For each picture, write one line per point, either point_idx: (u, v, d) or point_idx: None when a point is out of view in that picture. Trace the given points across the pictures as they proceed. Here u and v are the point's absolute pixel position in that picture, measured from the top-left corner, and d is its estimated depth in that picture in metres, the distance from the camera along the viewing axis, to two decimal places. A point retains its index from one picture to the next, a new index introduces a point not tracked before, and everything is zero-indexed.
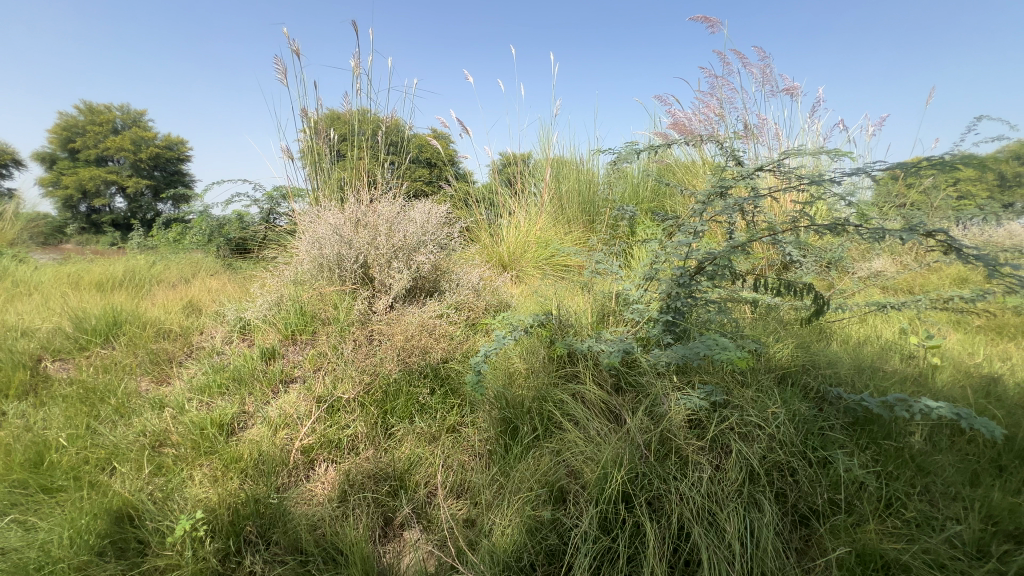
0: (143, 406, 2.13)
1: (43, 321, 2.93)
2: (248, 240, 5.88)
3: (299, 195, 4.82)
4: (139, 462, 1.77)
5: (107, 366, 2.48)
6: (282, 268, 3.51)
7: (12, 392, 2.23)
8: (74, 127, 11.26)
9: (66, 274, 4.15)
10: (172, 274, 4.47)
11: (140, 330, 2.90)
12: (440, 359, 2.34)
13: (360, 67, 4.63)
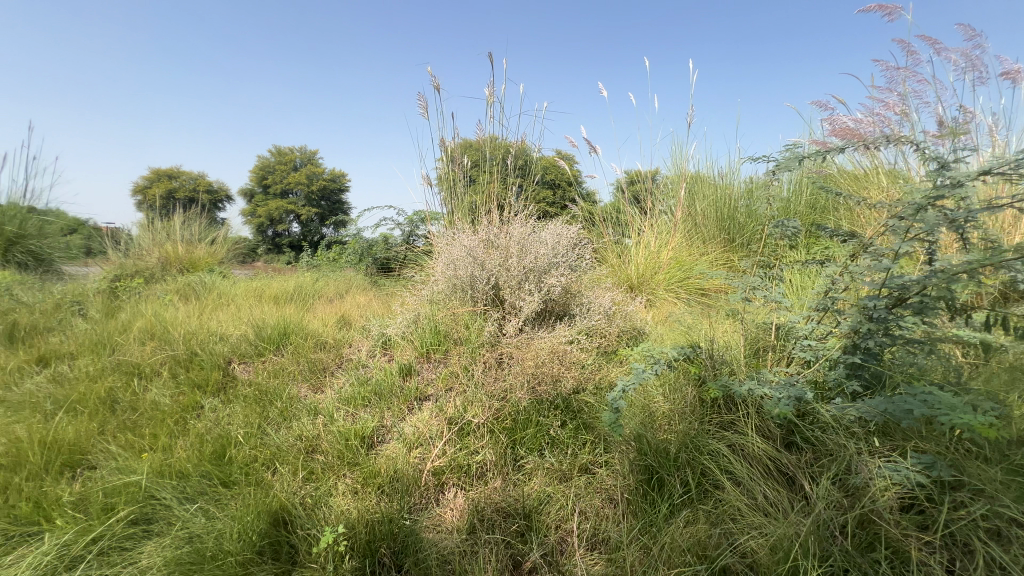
0: (302, 411, 2.35)
1: (235, 328, 3.47)
2: (391, 260, 6.46)
3: (436, 218, 5.15)
4: (295, 466, 1.93)
5: (277, 372, 2.82)
6: (420, 287, 3.73)
7: (209, 388, 2.65)
8: (267, 167, 13.76)
9: (253, 288, 4.95)
10: (330, 289, 5.06)
11: (303, 340, 3.27)
12: (570, 389, 2.21)
13: (493, 95, 4.82)
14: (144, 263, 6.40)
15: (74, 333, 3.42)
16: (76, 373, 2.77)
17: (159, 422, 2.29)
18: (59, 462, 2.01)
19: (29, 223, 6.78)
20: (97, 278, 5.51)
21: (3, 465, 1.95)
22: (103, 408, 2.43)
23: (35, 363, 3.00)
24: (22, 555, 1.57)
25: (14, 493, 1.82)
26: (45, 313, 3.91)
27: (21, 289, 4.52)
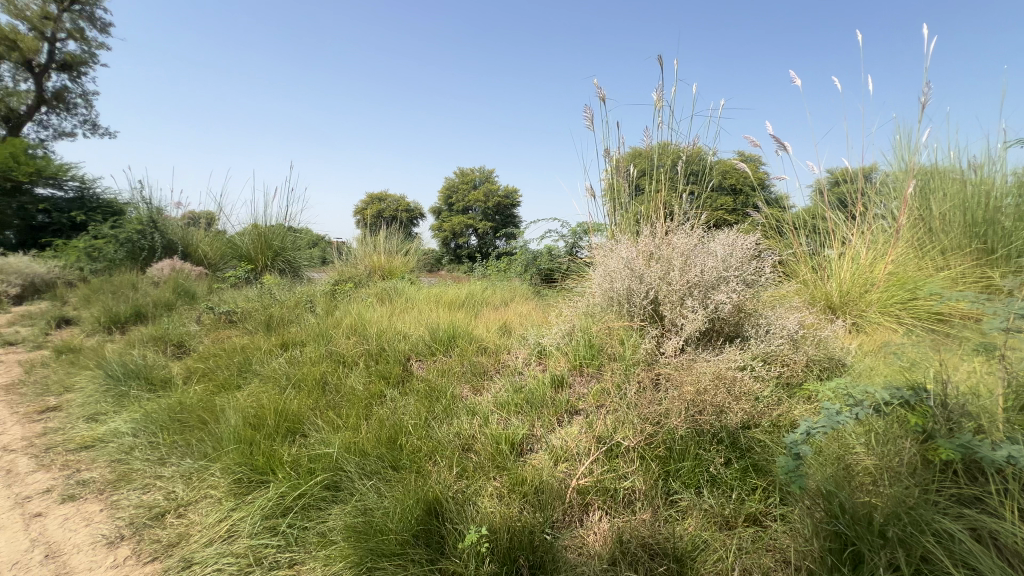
0: (462, 410, 2.54)
1: (415, 328, 3.95)
2: (554, 270, 6.63)
3: (599, 230, 5.10)
4: (451, 461, 2.09)
5: (445, 371, 3.11)
6: (577, 299, 3.72)
7: (392, 380, 3.07)
8: (452, 187, 15.53)
9: (434, 294, 5.59)
10: (496, 298, 5.42)
11: (468, 344, 3.55)
12: (739, 423, 1.93)
13: (662, 99, 4.58)
14: (357, 271, 7.80)
15: (306, 325, 4.33)
16: (303, 358, 3.50)
17: (352, 405, 2.74)
18: (285, 427, 2.56)
19: (287, 239, 8.88)
20: (325, 282, 6.91)
21: (251, 424, 2.56)
22: (317, 388, 3.02)
23: (280, 347, 3.89)
24: (256, 497, 2.13)
25: (256, 447, 2.38)
26: (290, 308, 5.04)
27: (278, 289, 5.93)
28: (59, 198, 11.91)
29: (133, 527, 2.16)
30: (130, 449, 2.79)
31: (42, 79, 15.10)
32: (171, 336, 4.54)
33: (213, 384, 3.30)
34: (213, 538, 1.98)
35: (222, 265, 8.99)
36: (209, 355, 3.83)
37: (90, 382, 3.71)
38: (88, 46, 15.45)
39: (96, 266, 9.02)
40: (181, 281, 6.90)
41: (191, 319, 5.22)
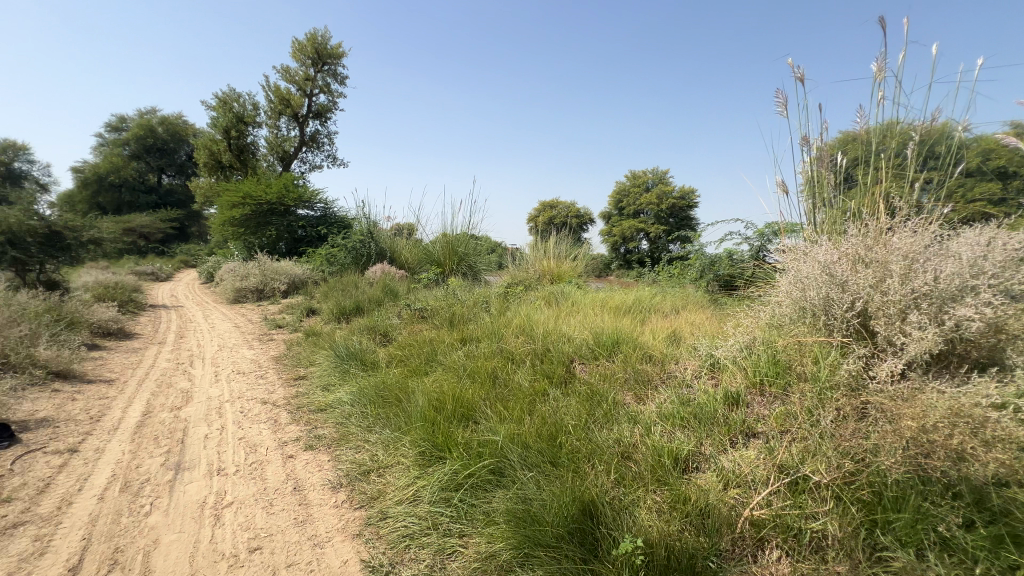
0: (623, 417, 2.49)
1: (579, 331, 4.00)
2: (734, 277, 5.99)
3: (792, 230, 4.44)
4: (610, 467, 2.07)
5: (607, 377, 3.08)
6: (760, 308, 3.30)
7: (555, 380, 3.18)
8: (623, 191, 15.31)
9: (600, 298, 5.59)
10: (666, 305, 5.15)
11: (632, 350, 3.45)
12: (989, 478, 1.49)
13: (884, 69, 3.76)
14: (528, 275, 8.26)
15: (482, 323, 4.76)
16: (478, 353, 3.86)
17: (518, 399, 2.92)
18: (459, 412, 2.87)
19: (470, 245, 9.89)
20: (500, 285, 7.49)
21: (434, 406, 2.95)
22: (488, 380, 3.31)
23: (459, 342, 4.36)
24: (436, 470, 2.46)
25: (437, 426, 2.73)
26: (469, 307, 5.61)
27: (460, 291, 6.66)
28: (312, 216, 15.44)
29: (348, 478, 2.69)
30: (349, 415, 3.47)
31: (305, 126, 19.78)
32: (380, 327, 5.49)
33: (407, 369, 3.88)
34: (402, 498, 2.37)
35: (418, 269, 10.48)
36: (406, 344, 4.51)
37: (326, 359, 4.72)
38: (333, 97, 19.66)
39: (333, 269, 11.41)
40: (388, 282, 8.27)
41: (394, 314, 6.22)
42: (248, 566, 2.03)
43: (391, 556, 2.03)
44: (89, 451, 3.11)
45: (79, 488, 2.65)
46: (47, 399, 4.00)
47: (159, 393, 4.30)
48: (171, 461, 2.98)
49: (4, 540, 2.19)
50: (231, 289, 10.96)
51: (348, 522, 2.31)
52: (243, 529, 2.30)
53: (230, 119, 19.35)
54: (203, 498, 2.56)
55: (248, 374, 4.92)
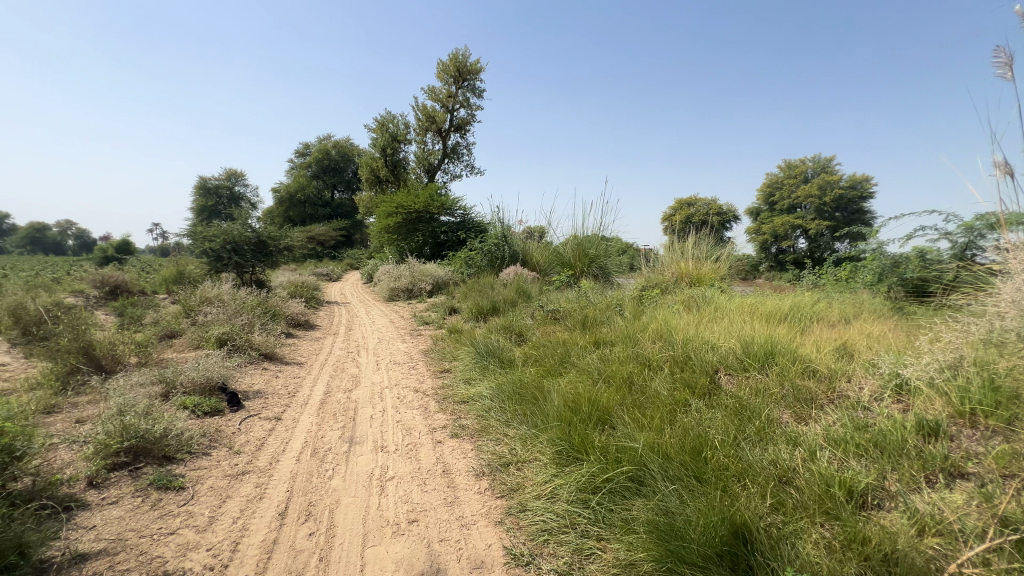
0: (781, 437, 2.24)
1: (725, 339, 3.70)
2: (928, 281, 4.95)
3: (1018, 223, 3.53)
4: (764, 490, 1.91)
5: (759, 391, 2.79)
6: (969, 321, 2.69)
7: (697, 391, 3.01)
8: None
9: (748, 304, 5.09)
10: (832, 313, 4.49)
11: (790, 363, 3.09)
12: None
13: None
14: (663, 277, 7.88)
15: (616, 327, 4.69)
16: (612, 356, 3.81)
17: (657, 407, 2.83)
18: (595, 416, 2.89)
19: (601, 247, 9.78)
20: (633, 288, 7.28)
21: (570, 407, 3.01)
22: (624, 386, 3.26)
23: (593, 345, 4.35)
24: (573, 470, 2.53)
25: (573, 428, 2.79)
26: (602, 310, 5.56)
27: (592, 293, 6.62)
28: (453, 222, 16.75)
29: (490, 467, 2.90)
30: (489, 408, 3.71)
31: (447, 139, 21.56)
32: (515, 327, 5.74)
33: (542, 369, 4.00)
34: (540, 493, 2.49)
35: (549, 271, 10.69)
36: (540, 344, 4.65)
37: (467, 355, 5.10)
38: (472, 110, 21.09)
39: (471, 271, 12.24)
40: (522, 283, 8.60)
41: (528, 314, 6.45)
42: (408, 535, 2.30)
43: (530, 547, 2.14)
44: (289, 420, 3.82)
45: (284, 449, 3.28)
46: (260, 375, 5.00)
47: (336, 376, 5.09)
48: (346, 434, 3.51)
49: (237, 482, 2.81)
50: (386, 288, 12.43)
51: (490, 509, 2.49)
52: (403, 501, 2.61)
53: (387, 139, 21.97)
54: (371, 469, 2.96)
55: (402, 364, 5.55)
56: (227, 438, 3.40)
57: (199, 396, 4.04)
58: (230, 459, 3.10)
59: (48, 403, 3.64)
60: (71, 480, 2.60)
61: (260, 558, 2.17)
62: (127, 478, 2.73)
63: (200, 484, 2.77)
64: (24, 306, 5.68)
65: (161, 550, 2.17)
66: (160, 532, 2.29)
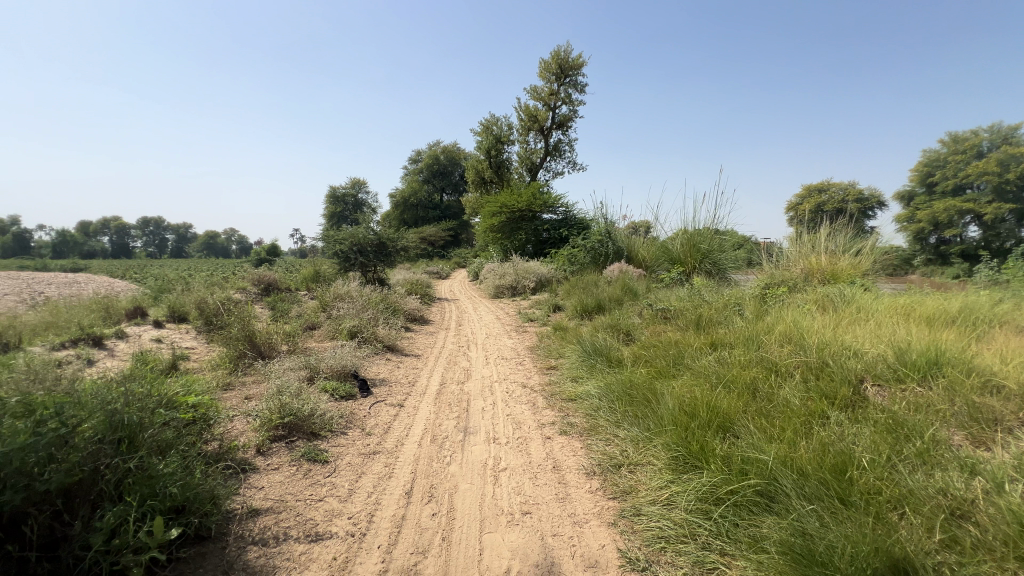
0: (951, 462, 1.92)
1: (872, 345, 3.24)
2: None
3: None
4: (930, 522, 1.70)
5: (919, 406, 2.40)
6: None
7: (837, 403, 2.70)
8: None
9: (900, 304, 4.39)
10: (1021, 316, 3.70)
11: (963, 376, 2.61)
12: None
13: None
14: (790, 274, 7.10)
15: (735, 328, 4.35)
16: (732, 359, 3.54)
17: (787, 418, 2.61)
18: (716, 423, 2.75)
19: (715, 241, 9.11)
20: (753, 286, 6.67)
21: (686, 411, 2.88)
22: (747, 392, 3.03)
23: (709, 347, 4.09)
24: (692, 478, 2.45)
25: (690, 434, 2.70)
26: (718, 309, 5.18)
27: (706, 291, 6.20)
28: (555, 220, 16.80)
29: (601, 467, 2.89)
30: (598, 408, 3.68)
31: (549, 137, 21.66)
32: (622, 326, 5.59)
33: (654, 370, 3.85)
34: (655, 498, 2.44)
35: (657, 268, 10.22)
36: (650, 344, 4.48)
37: (573, 353, 5.09)
38: (574, 106, 20.96)
39: (574, 268, 12.17)
40: (628, 281, 8.34)
41: (636, 313, 6.25)
42: (522, 526, 2.38)
43: (647, 553, 2.09)
44: (410, 407, 4.16)
45: (407, 434, 3.58)
46: (384, 365, 5.51)
47: (449, 369, 5.42)
48: (461, 424, 3.73)
49: (370, 461, 3.14)
50: (492, 286, 12.88)
51: (602, 509, 2.47)
52: (516, 492, 2.71)
53: (491, 141, 22.74)
54: (485, 459, 3.11)
55: (510, 360, 5.72)
56: (360, 420, 3.81)
57: (337, 381, 4.56)
58: (363, 439, 3.47)
59: (225, 381, 4.39)
60: (244, 447, 3.11)
61: (391, 530, 2.40)
62: (285, 449, 3.19)
63: (340, 459, 3.14)
64: (206, 300, 6.91)
65: (313, 513, 2.50)
66: (311, 498, 2.65)
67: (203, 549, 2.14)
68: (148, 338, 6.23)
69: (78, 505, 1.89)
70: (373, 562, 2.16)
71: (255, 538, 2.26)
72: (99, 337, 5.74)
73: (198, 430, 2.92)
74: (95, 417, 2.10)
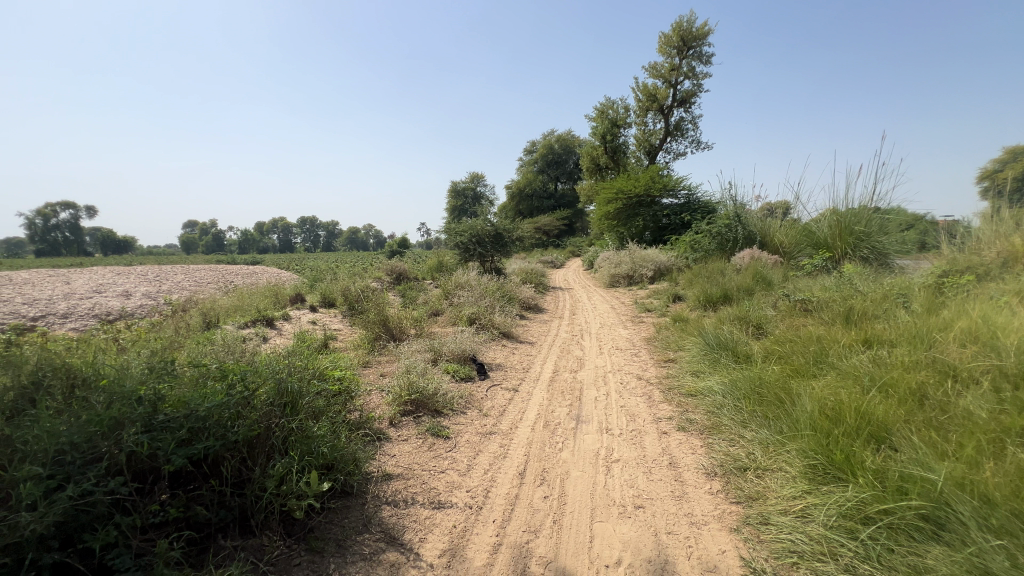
0: None
1: None
2: None
3: None
4: None
5: None
6: None
7: None
8: None
9: None
10: None
11: None
12: None
13: None
14: (980, 258, 5.77)
15: (897, 323, 3.69)
16: (893, 360, 3.02)
17: (968, 433, 2.17)
18: (867, 432, 2.39)
19: (874, 222, 7.77)
20: (926, 274, 5.56)
21: (829, 416, 2.55)
22: (912, 399, 2.57)
23: (861, 343, 3.54)
24: (833, 490, 2.18)
25: (834, 441, 2.39)
26: (876, 301, 4.43)
27: (860, 280, 5.34)
28: (676, 204, 15.80)
29: (723, 469, 2.69)
30: (721, 405, 3.42)
31: (670, 116, 20.37)
32: (752, 319, 5.10)
33: (789, 368, 3.45)
34: (787, 509, 2.21)
35: (797, 254, 9.06)
36: (785, 338, 4.02)
37: (695, 345, 4.78)
38: (698, 80, 19.41)
39: (697, 256, 11.35)
40: (760, 269, 7.54)
41: (769, 304, 5.64)
42: (634, 519, 2.33)
43: (775, 566, 1.92)
44: (524, 392, 4.29)
45: (521, 417, 3.71)
46: (500, 351, 5.75)
47: (562, 357, 5.47)
48: (573, 412, 3.75)
49: (486, 440, 3.32)
50: (607, 275, 12.62)
51: (725, 513, 2.31)
52: (628, 485, 2.65)
53: (607, 126, 22.12)
54: (597, 448, 3.09)
55: (625, 350, 5.57)
56: (478, 401, 4.05)
57: (457, 364, 4.90)
58: (481, 419, 3.68)
59: (365, 360, 4.99)
60: (380, 418, 3.51)
61: (505, 507, 2.52)
62: (413, 423, 3.53)
63: (460, 436, 3.38)
64: (350, 288, 7.88)
65: (436, 483, 2.74)
66: (435, 469, 2.90)
67: (348, 503, 2.48)
68: (307, 320, 7.32)
69: (257, 454, 2.30)
70: (488, 534, 2.29)
71: (388, 499, 2.55)
72: (271, 318, 6.90)
73: (343, 400, 3.37)
74: (268, 384, 2.54)
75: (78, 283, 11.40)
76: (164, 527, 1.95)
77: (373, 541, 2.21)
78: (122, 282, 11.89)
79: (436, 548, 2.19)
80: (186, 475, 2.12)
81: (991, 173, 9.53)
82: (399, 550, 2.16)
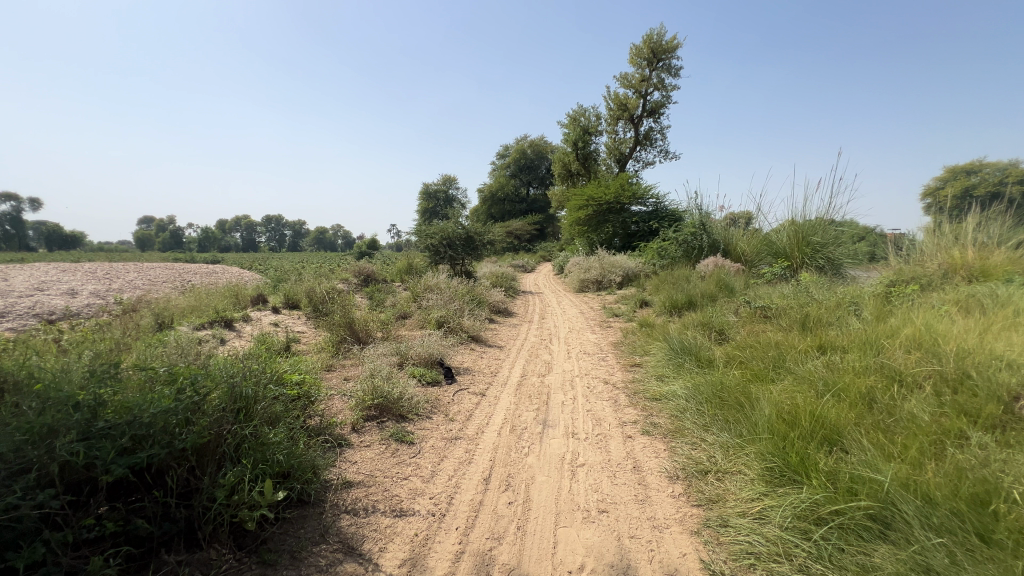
0: None
1: None
2: None
3: None
4: None
5: None
6: None
7: (980, 422, 2.31)
8: None
9: None
10: None
11: None
12: None
13: None
14: (923, 269, 6.13)
15: (849, 330, 3.86)
16: (845, 365, 3.16)
17: (912, 435, 2.28)
18: (821, 435, 2.49)
19: (829, 233, 8.13)
20: (876, 283, 5.87)
21: (785, 420, 2.64)
22: (862, 403, 2.69)
23: (816, 348, 3.69)
24: (789, 493, 2.25)
25: (789, 444, 2.47)
26: (830, 309, 4.63)
27: (816, 288, 5.57)
28: (644, 212, 16.12)
29: (685, 472, 2.74)
30: (684, 409, 3.49)
31: (639, 126, 20.88)
32: (715, 325, 5.24)
33: (749, 373, 3.56)
34: (745, 511, 2.26)
35: (757, 262, 9.40)
36: (746, 344, 4.15)
37: (660, 350, 4.87)
38: (667, 92, 19.99)
39: (664, 263, 11.64)
40: (723, 276, 7.78)
41: (731, 310, 5.81)
42: (598, 524, 2.33)
43: (733, 567, 1.96)
44: (491, 397, 4.26)
45: (487, 422, 3.69)
46: (468, 354, 5.70)
47: (530, 361, 5.47)
48: (540, 416, 3.75)
49: (452, 445, 3.27)
50: (578, 281, 12.77)
51: (686, 516, 2.35)
52: (594, 490, 2.66)
53: (578, 133, 22.48)
54: (563, 453, 3.10)
55: (592, 355, 5.63)
56: (444, 406, 4.00)
57: (423, 367, 4.83)
58: (446, 424, 3.63)
59: (327, 363, 4.85)
60: (342, 423, 3.41)
61: (469, 514, 2.48)
62: (376, 428, 3.45)
63: (425, 442, 3.32)
64: (315, 289, 7.67)
65: (398, 490, 2.67)
66: (397, 476, 2.83)
67: (305, 513, 2.39)
68: (268, 322, 7.06)
69: (207, 463, 2.19)
70: (451, 542, 2.25)
71: (348, 508, 2.47)
72: (230, 320, 6.64)
73: (302, 405, 3.26)
74: (221, 389, 2.43)
75: (20, 280, 10.70)
76: (99, 543, 1.82)
77: (330, 552, 2.13)
78: (68, 280, 11.25)
79: (397, 557, 2.13)
80: (126, 487, 2.00)
81: (933, 191, 10.15)
82: (358, 561, 2.10)
